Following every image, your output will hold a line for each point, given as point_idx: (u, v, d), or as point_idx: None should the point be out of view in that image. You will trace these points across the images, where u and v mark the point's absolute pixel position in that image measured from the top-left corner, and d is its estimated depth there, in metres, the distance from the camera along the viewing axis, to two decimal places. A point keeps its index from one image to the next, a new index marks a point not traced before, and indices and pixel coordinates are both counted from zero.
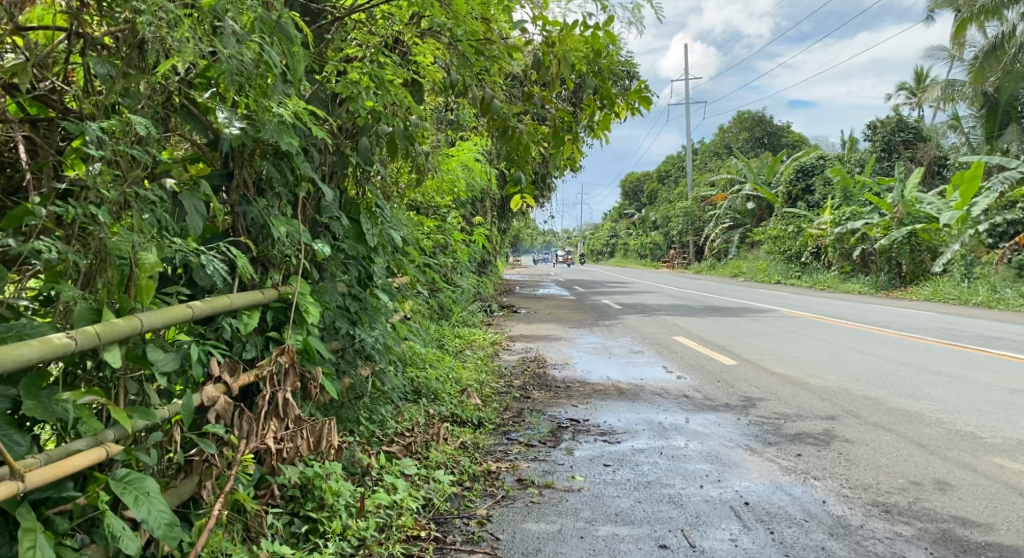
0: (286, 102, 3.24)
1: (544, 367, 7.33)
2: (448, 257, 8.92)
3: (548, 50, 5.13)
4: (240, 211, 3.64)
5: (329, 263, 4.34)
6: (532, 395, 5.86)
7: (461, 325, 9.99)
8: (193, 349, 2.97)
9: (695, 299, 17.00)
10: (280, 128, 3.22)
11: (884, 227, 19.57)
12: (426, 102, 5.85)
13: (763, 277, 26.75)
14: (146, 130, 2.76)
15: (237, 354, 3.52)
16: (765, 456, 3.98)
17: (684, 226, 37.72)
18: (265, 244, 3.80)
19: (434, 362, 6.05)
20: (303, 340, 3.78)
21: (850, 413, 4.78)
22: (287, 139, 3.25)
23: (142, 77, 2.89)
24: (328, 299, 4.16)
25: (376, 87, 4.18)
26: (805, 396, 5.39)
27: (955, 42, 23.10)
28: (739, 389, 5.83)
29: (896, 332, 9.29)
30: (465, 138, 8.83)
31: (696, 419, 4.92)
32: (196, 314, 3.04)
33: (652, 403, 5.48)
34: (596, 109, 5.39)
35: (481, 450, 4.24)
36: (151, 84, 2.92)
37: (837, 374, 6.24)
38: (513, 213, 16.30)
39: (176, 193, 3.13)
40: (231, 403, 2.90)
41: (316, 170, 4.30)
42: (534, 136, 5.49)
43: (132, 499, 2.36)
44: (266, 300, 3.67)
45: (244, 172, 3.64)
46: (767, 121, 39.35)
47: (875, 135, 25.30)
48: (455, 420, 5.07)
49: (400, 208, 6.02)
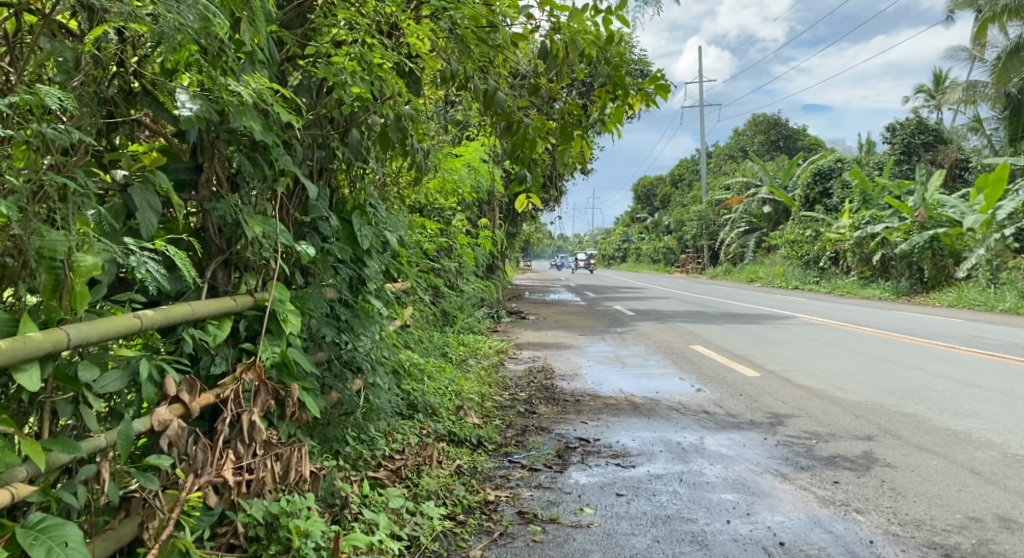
0: (249, 80, 2.87)
1: (552, 378, 6.90)
2: (452, 261, 8.52)
3: (556, 37, 4.73)
4: (208, 207, 3.26)
5: (315, 267, 3.96)
6: (539, 410, 5.45)
7: (467, 332, 9.60)
8: (142, 365, 2.60)
9: (711, 304, 16.52)
10: (243, 111, 2.85)
11: (904, 230, 19.03)
12: (425, 95, 5.46)
13: (780, 282, 26.20)
14: (60, 104, 2.35)
15: (205, 369, 3.15)
16: (798, 483, 3.55)
17: (698, 230, 37.22)
18: (238, 245, 3.43)
19: (434, 373, 5.66)
20: (279, 353, 3.39)
21: (888, 432, 4.34)
22: (254, 124, 2.88)
23: (72, 46, 2.50)
24: (311, 306, 3.74)
25: (365, 73, 3.77)
26: (836, 412, 4.96)
27: (976, 42, 22.56)
28: (763, 404, 5.40)
29: (925, 341, 8.80)
30: (471, 138, 8.43)
31: (719, 439, 4.49)
32: (145, 324, 2.63)
33: (669, 419, 5.06)
34: (609, 102, 4.93)
35: (479, 475, 3.82)
36: (85, 54, 2.52)
37: (868, 387, 5.79)
38: (524, 217, 15.92)
39: (125, 187, 2.76)
40: (184, 429, 2.56)
41: (300, 165, 3.90)
42: (541, 131, 5.07)
43: (44, 551, 2.05)
44: (238, 308, 3.30)
45: (214, 166, 3.29)
46: (782, 124, 38.81)
47: (894, 137, 24.72)
48: (453, 438, 4.65)
49: (398, 209, 5.63)
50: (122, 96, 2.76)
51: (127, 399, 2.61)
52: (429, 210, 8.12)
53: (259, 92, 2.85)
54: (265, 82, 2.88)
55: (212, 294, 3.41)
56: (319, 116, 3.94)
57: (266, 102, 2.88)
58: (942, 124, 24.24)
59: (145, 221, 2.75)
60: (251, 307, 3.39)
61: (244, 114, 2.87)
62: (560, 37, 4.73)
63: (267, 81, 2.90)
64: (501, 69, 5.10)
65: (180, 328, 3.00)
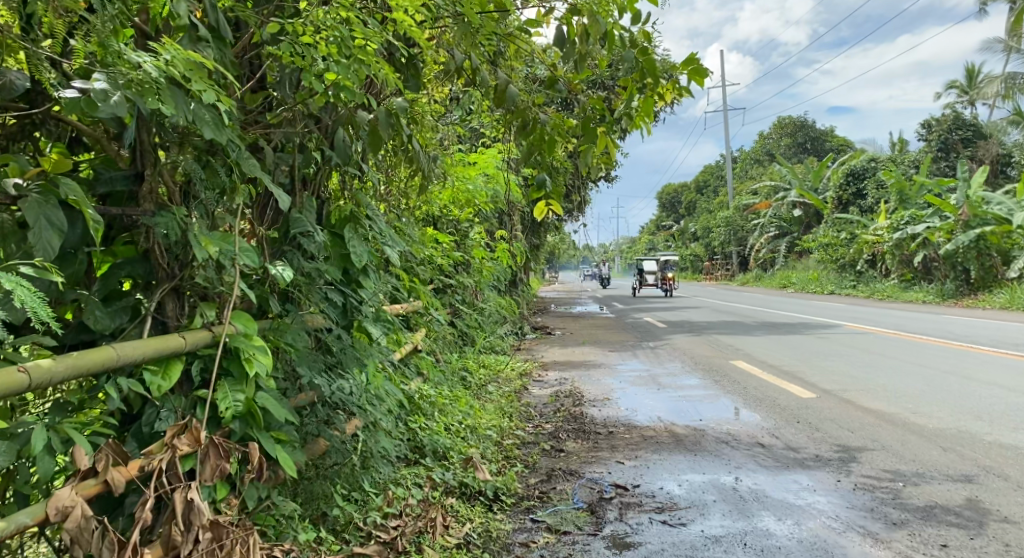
0: (162, 48, 2.27)
1: (580, 405, 6.19)
2: (466, 275, 7.87)
3: (575, 18, 4.03)
4: (149, 222, 2.63)
5: (298, 293, 3.35)
6: (567, 446, 4.74)
7: (488, 352, 8.89)
8: (35, 434, 2.02)
9: (744, 315, 15.62)
10: (141, 91, 2.22)
11: (947, 230, 18.03)
12: (425, 89, 4.80)
13: (814, 287, 25.28)
14: None
15: (148, 425, 2.54)
16: (896, 549, 2.94)
17: (725, 237, 36.17)
18: (189, 267, 2.78)
19: (446, 406, 5.00)
20: (245, 402, 2.75)
21: (993, 474, 3.69)
22: (164, 108, 2.26)
23: None
24: (289, 340, 3.12)
25: (342, 55, 3.07)
26: (919, 444, 4.27)
27: (1012, 34, 21.61)
28: (827, 433, 4.69)
29: (990, 350, 8.03)
30: (486, 143, 7.79)
31: (784, 481, 3.80)
32: (34, 380, 2.03)
33: (719, 455, 4.36)
34: (636, 92, 4.21)
35: (495, 545, 3.22)
36: None
37: (947, 410, 5.07)
38: (547, 229, 15.23)
39: (20, 200, 2.15)
40: (91, 520, 2.01)
41: (270, 171, 3.29)
42: (560, 129, 4.39)
43: None
44: (191, 347, 2.65)
45: (161, 173, 2.66)
46: (809, 125, 37.80)
47: (931, 134, 23.71)
48: (465, 491, 3.85)
49: (399, 220, 4.99)
50: (35, 89, 2.39)
51: (29, 475, 2.08)
52: (441, 223, 7.48)
53: (177, 68, 2.25)
54: (183, 53, 2.29)
55: (160, 329, 2.76)
56: (294, 112, 3.29)
57: (195, 86, 2.29)
58: (980, 119, 23.27)
59: (42, 242, 2.13)
60: (208, 343, 2.72)
61: (142, 94, 2.23)
62: (579, 18, 4.03)
63: (199, 56, 2.33)
64: (513, 61, 4.46)
65: (104, 380, 2.33)
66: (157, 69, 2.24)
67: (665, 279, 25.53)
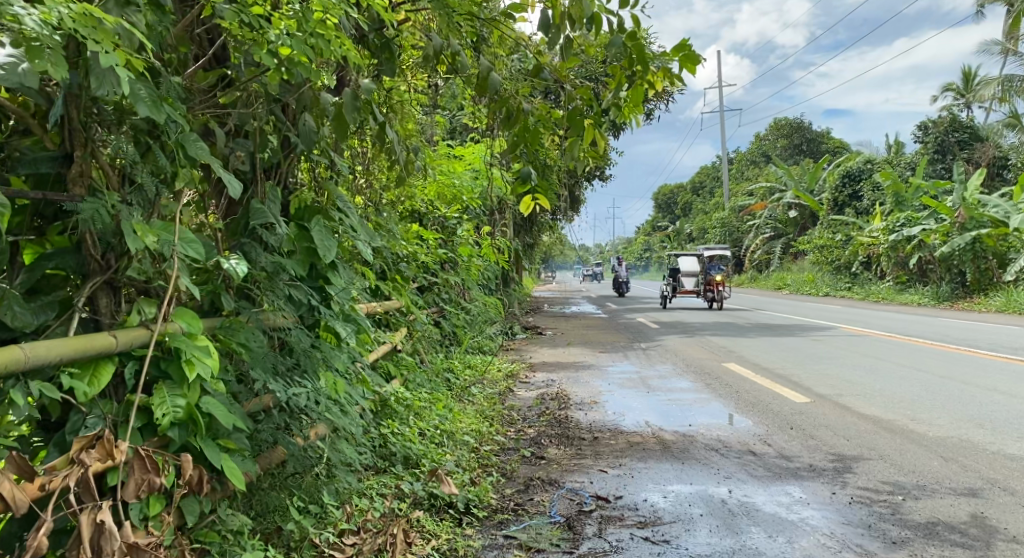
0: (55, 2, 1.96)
1: (566, 408, 5.94)
2: (451, 273, 7.60)
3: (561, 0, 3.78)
4: (72, 208, 2.36)
5: (257, 288, 3.11)
6: (548, 454, 4.49)
7: (474, 352, 8.62)
8: None
9: (739, 316, 15.39)
10: (26, 50, 1.94)
11: (943, 232, 17.83)
12: (402, 76, 4.54)
13: (810, 288, 25.11)
14: None
15: (72, 433, 2.28)
16: None
17: (721, 238, 35.96)
18: (124, 258, 2.50)
19: (423, 409, 4.75)
20: (186, 407, 2.50)
21: (998, 488, 3.49)
22: (55, 73, 1.98)
23: None
24: (243, 340, 2.88)
25: (297, 28, 2.80)
26: (918, 454, 4.06)
27: (1010, 36, 21.42)
28: (822, 441, 4.46)
29: (987, 354, 7.83)
30: (474, 137, 7.53)
31: (776, 492, 3.57)
32: None
33: (708, 464, 4.11)
34: (625, 81, 3.94)
35: None
36: None
37: (946, 416, 4.86)
38: (539, 228, 14.97)
39: None
40: None
41: (222, 157, 3.03)
42: (545, 121, 4.12)
43: None
44: (122, 347, 2.38)
45: (90, 155, 2.40)
46: (806, 126, 37.62)
47: (927, 136, 23.52)
48: (434, 503, 3.59)
49: (375, 215, 4.74)
50: None
51: None
52: (427, 219, 7.22)
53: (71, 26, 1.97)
54: (77, 7, 1.99)
55: (92, 327, 2.50)
56: (250, 92, 3.03)
57: (94, 50, 2.01)
58: (977, 122, 23.07)
59: None
60: (144, 343, 2.45)
61: (28, 54, 1.95)
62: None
63: (99, 11, 2.03)
64: (497, 48, 4.22)
65: (11, 384, 2.09)
66: (47, 25, 1.93)
67: (711, 283, 17.48)
